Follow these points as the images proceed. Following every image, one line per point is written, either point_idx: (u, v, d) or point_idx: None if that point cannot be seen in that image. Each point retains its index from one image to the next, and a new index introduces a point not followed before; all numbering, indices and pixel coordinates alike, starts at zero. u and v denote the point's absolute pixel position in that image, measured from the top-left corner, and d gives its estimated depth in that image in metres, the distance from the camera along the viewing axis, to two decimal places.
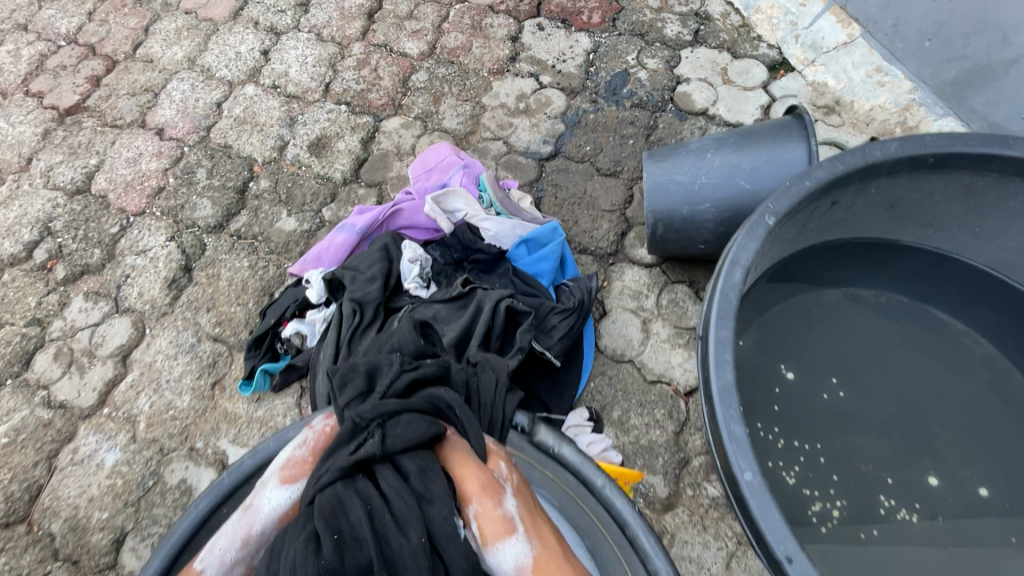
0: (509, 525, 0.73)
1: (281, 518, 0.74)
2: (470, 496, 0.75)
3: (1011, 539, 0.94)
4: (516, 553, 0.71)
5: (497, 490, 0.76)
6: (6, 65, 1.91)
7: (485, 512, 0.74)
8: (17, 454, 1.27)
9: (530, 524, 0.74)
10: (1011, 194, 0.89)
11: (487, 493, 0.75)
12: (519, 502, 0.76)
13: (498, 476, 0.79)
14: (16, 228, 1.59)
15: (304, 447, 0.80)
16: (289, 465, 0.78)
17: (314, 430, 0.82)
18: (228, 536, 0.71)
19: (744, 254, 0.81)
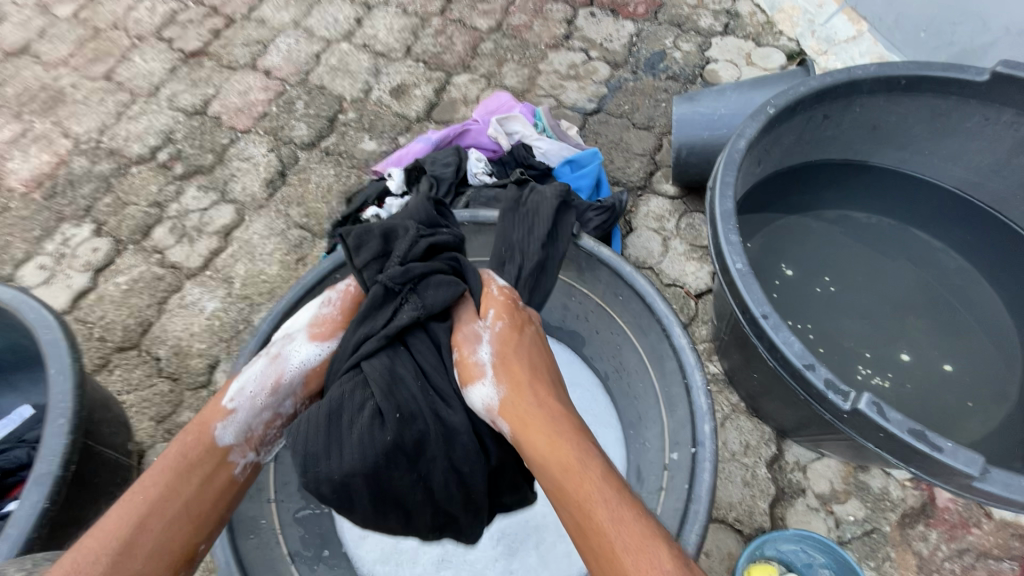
0: (478, 370, 0.91)
1: (308, 367, 0.92)
2: (456, 345, 0.95)
3: (968, 404, 1.12)
4: (484, 395, 0.89)
5: (473, 342, 0.94)
6: (142, 17, 2.28)
7: (464, 361, 0.93)
8: (135, 297, 1.54)
9: (498, 370, 0.90)
10: (970, 115, 1.14)
11: (467, 342, 0.94)
12: (493, 349, 0.93)
13: (479, 330, 0.95)
14: (144, 136, 1.91)
15: (332, 310, 0.97)
16: (319, 323, 0.96)
17: (342, 297, 0.98)
18: (262, 378, 0.87)
19: (747, 130, 1.05)
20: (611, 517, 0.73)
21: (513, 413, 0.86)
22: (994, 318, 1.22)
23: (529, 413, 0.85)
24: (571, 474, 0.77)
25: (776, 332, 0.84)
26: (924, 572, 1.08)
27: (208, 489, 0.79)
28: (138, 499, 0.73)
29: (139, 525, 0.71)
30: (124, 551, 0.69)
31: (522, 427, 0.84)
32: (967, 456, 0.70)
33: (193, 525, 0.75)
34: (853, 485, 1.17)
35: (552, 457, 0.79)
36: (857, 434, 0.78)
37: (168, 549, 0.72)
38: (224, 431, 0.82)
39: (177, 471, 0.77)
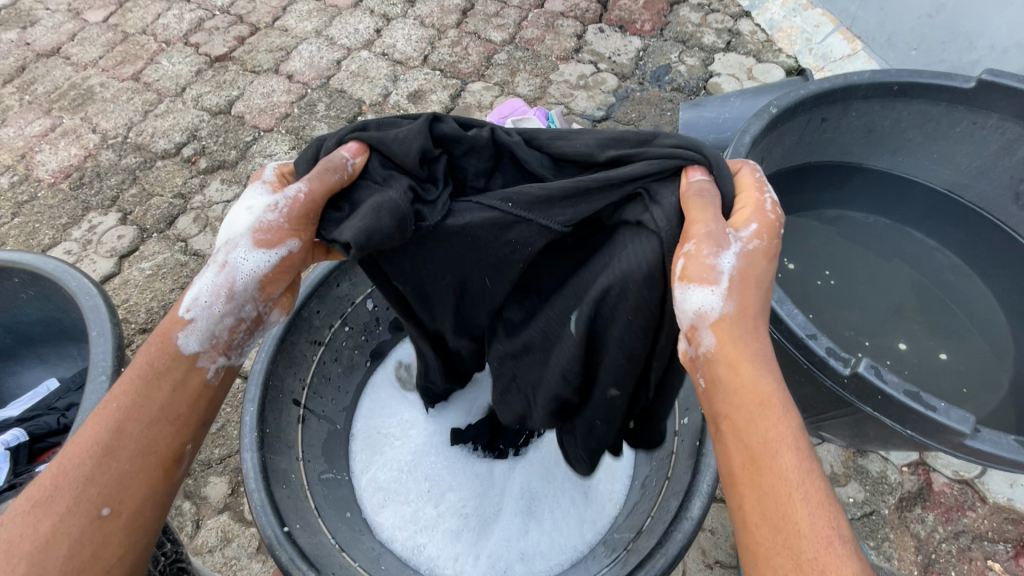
0: (718, 275, 0.62)
1: (261, 276, 0.74)
2: (693, 234, 0.65)
3: (964, 390, 1.18)
4: (704, 302, 0.62)
5: (722, 241, 0.64)
6: (171, 23, 2.37)
7: (697, 254, 0.63)
8: (159, 282, 1.60)
9: (738, 288, 0.63)
10: (957, 121, 1.22)
11: (710, 238, 0.64)
12: (739, 263, 0.64)
13: (729, 232, 0.65)
14: (170, 132, 1.99)
15: (276, 213, 0.72)
16: (263, 229, 0.72)
17: (287, 198, 0.72)
18: (213, 289, 0.72)
19: (751, 127, 1.12)
20: (801, 474, 0.55)
21: (735, 343, 0.61)
22: (986, 313, 1.29)
23: (753, 344, 0.61)
24: (777, 418, 0.57)
25: (781, 305, 0.91)
26: (922, 553, 1.12)
27: (183, 397, 0.69)
28: (111, 408, 0.65)
29: (116, 432, 0.64)
30: (105, 455, 0.63)
31: (739, 360, 0.61)
32: (958, 415, 0.78)
33: (177, 426, 0.68)
34: (852, 469, 1.22)
35: (761, 396, 0.59)
36: (859, 399, 0.86)
37: (152, 454, 0.65)
38: (187, 339, 0.71)
39: (146, 379, 0.68)
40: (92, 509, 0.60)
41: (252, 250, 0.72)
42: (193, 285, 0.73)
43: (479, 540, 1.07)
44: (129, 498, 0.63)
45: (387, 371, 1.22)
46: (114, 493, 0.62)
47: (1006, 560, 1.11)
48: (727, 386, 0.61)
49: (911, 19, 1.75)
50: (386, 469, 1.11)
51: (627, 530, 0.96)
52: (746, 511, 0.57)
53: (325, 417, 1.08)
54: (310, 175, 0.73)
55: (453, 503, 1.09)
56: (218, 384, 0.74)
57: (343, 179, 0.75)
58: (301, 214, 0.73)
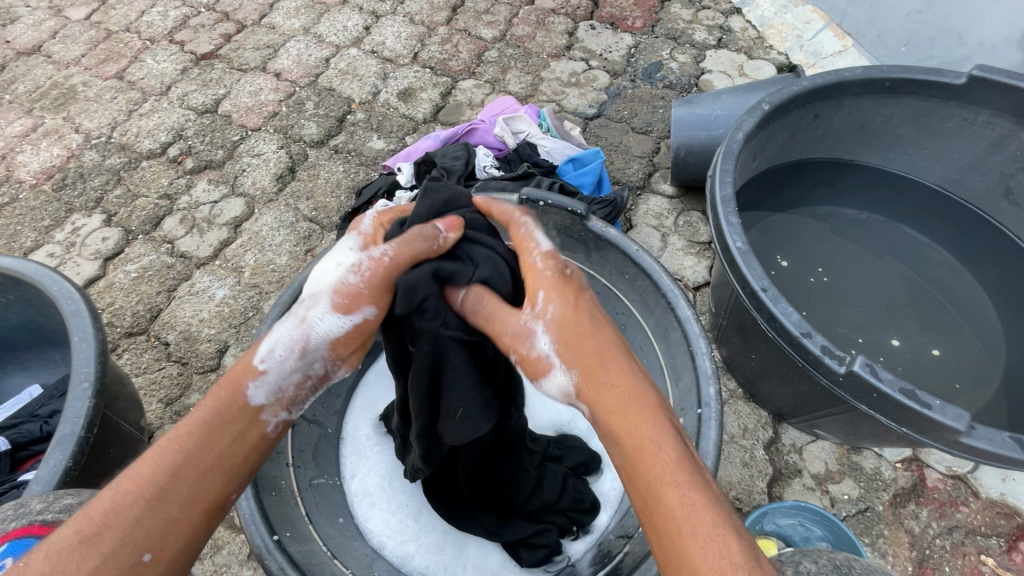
0: (545, 362, 0.68)
1: (334, 342, 0.70)
2: (508, 346, 0.72)
3: (956, 386, 1.18)
4: (556, 384, 0.68)
5: (529, 330, 0.70)
6: (155, 21, 2.32)
7: (523, 357, 0.70)
8: (145, 285, 1.57)
9: (568, 354, 0.68)
10: (948, 116, 1.22)
11: (521, 332, 0.71)
12: (552, 336, 0.69)
13: (527, 315, 0.71)
14: (155, 132, 1.95)
15: (357, 275, 0.71)
16: (343, 291, 0.70)
17: (372, 259, 0.71)
18: (286, 344, 0.69)
19: (744, 124, 1.11)
20: (682, 507, 0.57)
21: (598, 397, 0.65)
22: (979, 308, 1.30)
23: (613, 396, 0.65)
24: (650, 457, 0.60)
25: (775, 304, 0.90)
26: (916, 549, 1.12)
27: (241, 447, 0.65)
28: (172, 446, 0.61)
29: (173, 472, 0.60)
30: (158, 497, 0.59)
31: (617, 414, 0.64)
32: (954, 412, 0.78)
33: (230, 475, 0.63)
34: (847, 466, 1.21)
35: (632, 442, 0.62)
36: (854, 397, 0.85)
37: (200, 504, 0.61)
38: (256, 390, 0.68)
39: (210, 422, 0.64)
40: (131, 555, 0.56)
41: (328, 312, 0.69)
42: (269, 335, 0.71)
43: (461, 552, 1.06)
44: (170, 549, 0.58)
45: (377, 373, 1.23)
46: (157, 540, 0.58)
47: (999, 555, 1.11)
48: (613, 449, 0.64)
49: (901, 15, 1.75)
50: (374, 474, 1.10)
51: (618, 535, 0.97)
52: (659, 559, 0.58)
53: (315, 421, 1.06)
54: (400, 240, 0.73)
55: (436, 512, 1.08)
56: (276, 440, 0.69)
57: (432, 248, 0.74)
58: (379, 277, 0.71)
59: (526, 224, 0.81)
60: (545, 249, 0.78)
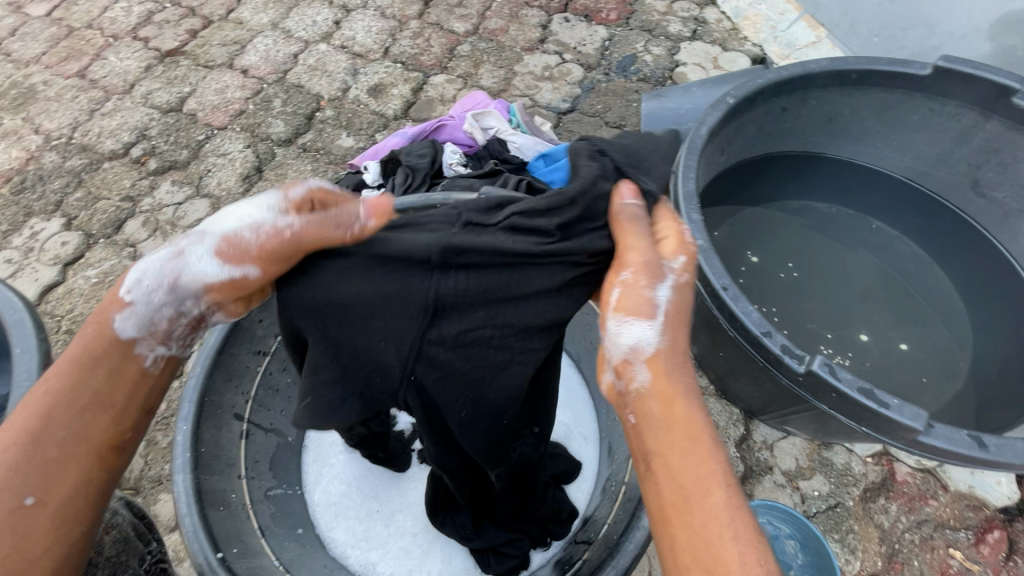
0: (652, 307, 0.67)
1: (207, 288, 0.70)
2: (627, 264, 0.69)
3: (923, 380, 1.18)
4: (643, 333, 0.66)
5: (658, 274, 0.69)
6: (118, 16, 2.24)
7: (634, 286, 0.68)
8: (106, 290, 1.54)
9: (670, 321, 0.68)
10: (915, 108, 1.21)
11: (648, 269, 0.69)
12: (670, 297, 0.69)
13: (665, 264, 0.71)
14: (117, 132, 1.89)
15: (255, 234, 0.68)
16: (235, 242, 0.69)
17: (276, 228, 0.68)
18: (156, 279, 0.69)
19: (708, 118, 1.09)
20: (732, 509, 0.56)
21: (667, 374, 0.64)
22: (947, 300, 1.30)
23: (682, 378, 0.65)
24: (706, 453, 0.59)
25: (736, 303, 0.89)
26: (885, 543, 1.12)
27: (121, 383, 0.69)
28: (44, 393, 0.65)
29: (44, 418, 0.64)
30: (31, 441, 0.62)
31: (670, 393, 0.63)
32: (911, 411, 0.78)
33: (110, 412, 0.67)
34: (817, 462, 1.21)
35: (691, 427, 0.61)
36: (814, 396, 0.85)
37: (84, 440, 0.65)
38: (125, 324, 0.69)
39: (82, 364, 0.67)
40: (16, 498, 0.60)
41: (210, 256, 0.69)
42: (140, 264, 0.70)
43: (427, 558, 1.04)
44: (58, 489, 0.62)
45: None
46: (41, 485, 0.62)
47: (967, 548, 1.11)
48: (658, 421, 0.62)
49: (874, 5, 1.73)
50: (337, 484, 1.09)
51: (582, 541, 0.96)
52: (677, 554, 0.55)
53: (274, 430, 1.04)
54: (313, 219, 0.70)
55: (404, 519, 1.08)
56: (158, 372, 0.73)
57: (342, 237, 0.70)
58: (276, 247, 0.68)
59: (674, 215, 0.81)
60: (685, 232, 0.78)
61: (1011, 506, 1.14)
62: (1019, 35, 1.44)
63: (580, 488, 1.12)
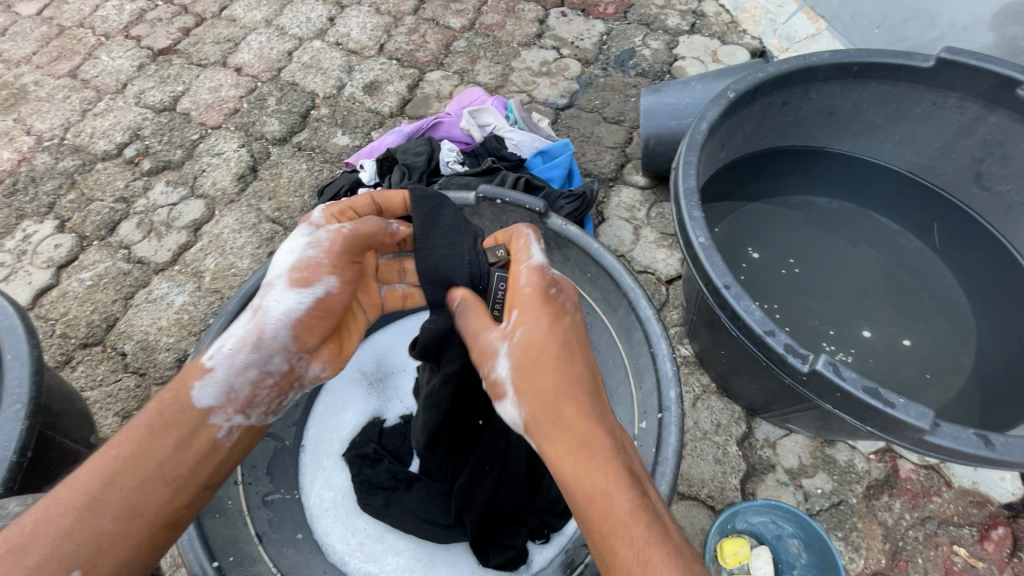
0: (502, 386, 0.73)
1: (290, 317, 0.75)
2: (478, 361, 0.77)
3: (926, 375, 1.18)
4: (510, 412, 0.72)
5: (489, 354, 0.75)
6: (110, 15, 2.20)
7: (489, 378, 0.75)
8: (100, 293, 1.52)
9: (523, 384, 0.71)
10: (919, 100, 1.19)
11: (486, 354, 0.76)
12: (511, 362, 0.73)
13: (497, 333, 0.76)
14: (110, 132, 1.87)
15: (317, 250, 0.79)
16: (302, 266, 0.78)
17: (330, 238, 0.80)
18: (240, 337, 0.74)
19: (709, 113, 1.07)
20: (640, 562, 0.58)
21: (549, 429, 0.68)
22: (951, 295, 1.28)
23: (566, 432, 0.67)
24: (601, 507, 0.61)
25: (738, 301, 0.88)
26: (889, 541, 1.11)
27: (186, 454, 0.69)
28: (108, 457, 0.65)
29: (107, 483, 0.63)
30: (89, 510, 0.61)
31: (561, 456, 0.66)
32: (917, 411, 0.77)
33: (173, 486, 0.66)
34: (820, 459, 1.20)
35: (583, 488, 0.63)
36: (818, 395, 0.84)
37: (142, 516, 0.64)
38: (203, 392, 0.71)
39: (150, 428, 0.68)
40: (62, 570, 0.58)
41: (286, 288, 0.76)
42: (223, 334, 0.75)
43: (428, 568, 1.04)
44: (104, 564, 0.60)
45: (342, 378, 1.19)
46: (89, 556, 0.60)
47: (971, 545, 1.10)
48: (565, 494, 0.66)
49: None
50: (331, 488, 1.10)
51: (584, 542, 0.95)
52: None
53: (271, 434, 1.04)
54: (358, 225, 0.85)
55: (399, 535, 1.06)
56: (228, 444, 0.73)
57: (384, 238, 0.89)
58: (340, 251, 0.80)
59: (524, 236, 0.85)
60: (535, 261, 0.81)
61: (1016, 502, 1.13)
62: (1022, 26, 1.42)
63: None
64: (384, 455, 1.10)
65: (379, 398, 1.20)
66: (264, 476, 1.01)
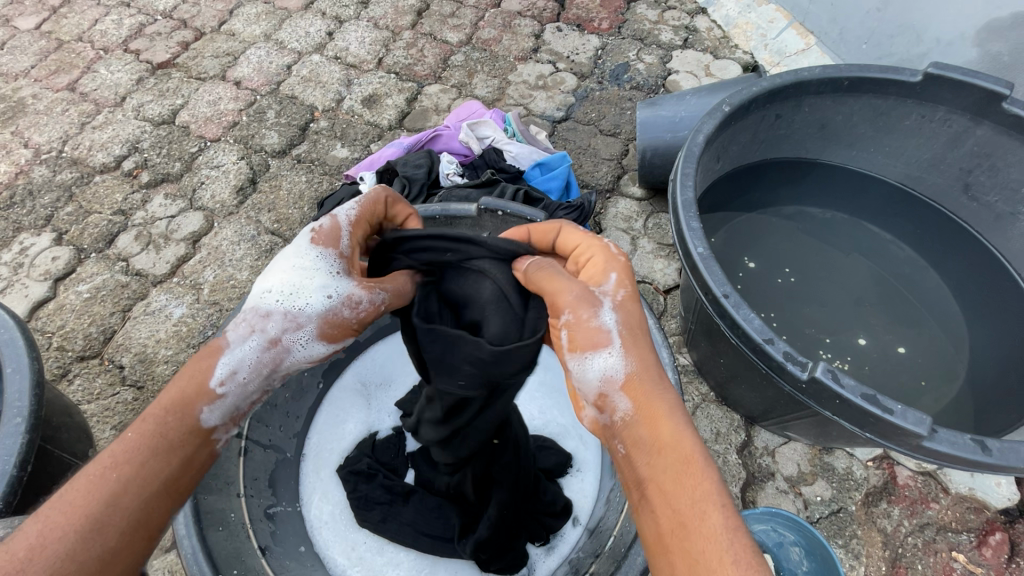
0: (602, 339, 0.67)
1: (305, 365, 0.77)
2: (566, 308, 0.70)
3: (922, 382, 1.19)
4: (603, 364, 0.66)
5: (595, 301, 0.69)
6: (109, 29, 2.22)
7: (580, 322, 0.69)
8: (98, 306, 1.52)
9: (628, 341, 0.68)
10: (908, 113, 1.22)
11: (581, 303, 0.70)
12: (618, 317, 0.69)
13: (596, 291, 0.71)
14: (109, 145, 1.87)
15: (352, 311, 0.77)
16: (333, 323, 0.76)
17: (369, 305, 0.78)
18: (254, 366, 0.73)
19: (704, 126, 1.09)
20: (728, 531, 0.55)
21: (642, 394, 0.65)
22: (942, 304, 1.31)
23: (661, 396, 0.65)
24: (694, 477, 0.59)
25: (737, 310, 0.89)
26: (889, 548, 1.12)
27: (189, 470, 0.68)
28: (109, 477, 0.61)
29: (112, 502, 0.60)
30: (93, 529, 0.59)
31: (654, 416, 0.63)
32: (915, 417, 0.78)
33: (175, 499, 0.66)
34: (819, 467, 1.21)
35: (679, 450, 0.61)
36: (817, 402, 0.85)
37: (144, 530, 0.63)
38: (210, 414, 0.70)
39: (154, 445, 0.65)
40: None
41: (313, 339, 0.75)
42: (226, 353, 0.72)
43: None
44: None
45: (342, 389, 1.20)
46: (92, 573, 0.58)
47: (970, 551, 1.11)
48: (644, 459, 0.62)
49: (861, 13, 1.76)
50: (331, 499, 1.10)
51: (589, 552, 0.96)
52: None
53: (272, 445, 1.04)
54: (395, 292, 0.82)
55: (400, 549, 1.06)
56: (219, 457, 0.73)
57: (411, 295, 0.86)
58: (369, 318, 0.79)
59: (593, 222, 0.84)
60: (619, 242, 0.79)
61: (1013, 508, 1.14)
62: (1005, 42, 1.46)
63: (585, 491, 1.12)
64: (378, 469, 1.09)
65: (378, 407, 1.21)
66: (266, 488, 1.01)
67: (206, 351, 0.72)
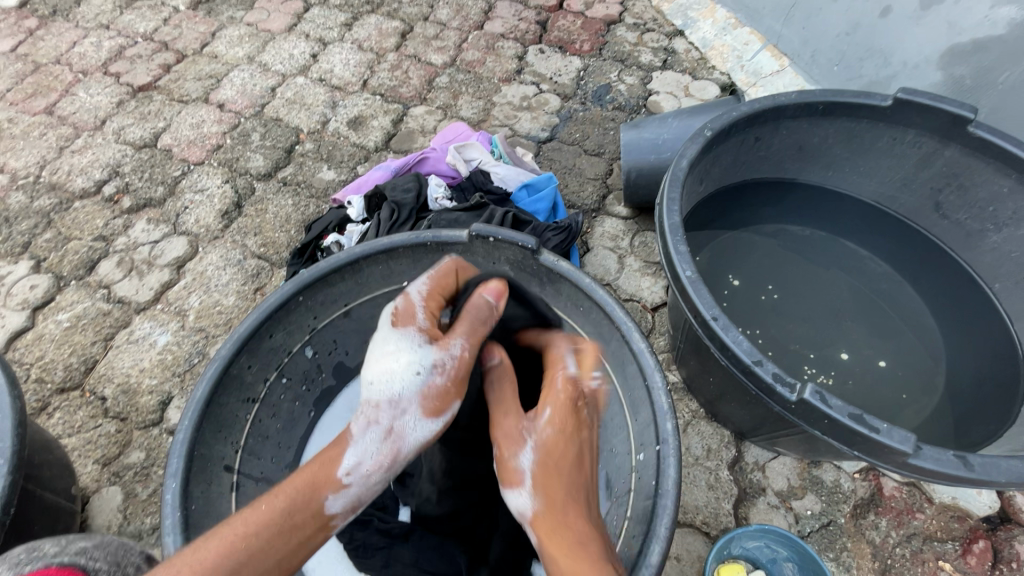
0: (519, 476, 0.77)
1: (424, 444, 0.76)
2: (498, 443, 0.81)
3: (903, 396, 1.23)
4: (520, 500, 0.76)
5: (518, 442, 0.79)
6: (88, 52, 2.20)
7: (505, 461, 0.79)
8: (79, 335, 1.48)
9: (539, 479, 0.76)
10: (880, 135, 1.27)
11: (510, 441, 0.80)
12: (535, 455, 0.77)
13: (527, 428, 0.80)
14: (88, 169, 1.84)
15: (442, 375, 0.75)
16: (429, 393, 0.75)
17: (452, 360, 0.76)
18: (374, 456, 0.72)
19: (688, 150, 1.12)
20: None
21: (550, 526, 0.73)
22: (920, 318, 1.35)
23: (563, 528, 0.72)
24: None
25: (726, 332, 0.91)
26: (878, 559, 1.14)
27: (301, 553, 0.67)
28: (239, 546, 0.63)
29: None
30: None
31: (555, 541, 0.72)
32: (900, 435, 0.81)
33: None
34: (808, 481, 1.23)
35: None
36: (806, 422, 0.87)
37: None
38: (334, 502, 0.69)
39: (280, 524, 0.66)
40: None
41: (419, 417, 0.74)
42: (353, 445, 0.72)
43: None
44: None
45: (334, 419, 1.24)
46: None
47: (956, 559, 1.14)
48: (543, 556, 0.73)
49: (830, 38, 1.83)
50: (323, 541, 1.10)
51: None
52: None
53: None
54: (467, 332, 0.79)
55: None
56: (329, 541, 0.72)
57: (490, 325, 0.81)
58: (460, 372, 0.77)
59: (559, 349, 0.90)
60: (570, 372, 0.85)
61: (993, 515, 1.18)
62: (966, 66, 1.53)
63: None
64: (371, 515, 1.10)
65: None
66: None
67: (337, 440, 0.73)
